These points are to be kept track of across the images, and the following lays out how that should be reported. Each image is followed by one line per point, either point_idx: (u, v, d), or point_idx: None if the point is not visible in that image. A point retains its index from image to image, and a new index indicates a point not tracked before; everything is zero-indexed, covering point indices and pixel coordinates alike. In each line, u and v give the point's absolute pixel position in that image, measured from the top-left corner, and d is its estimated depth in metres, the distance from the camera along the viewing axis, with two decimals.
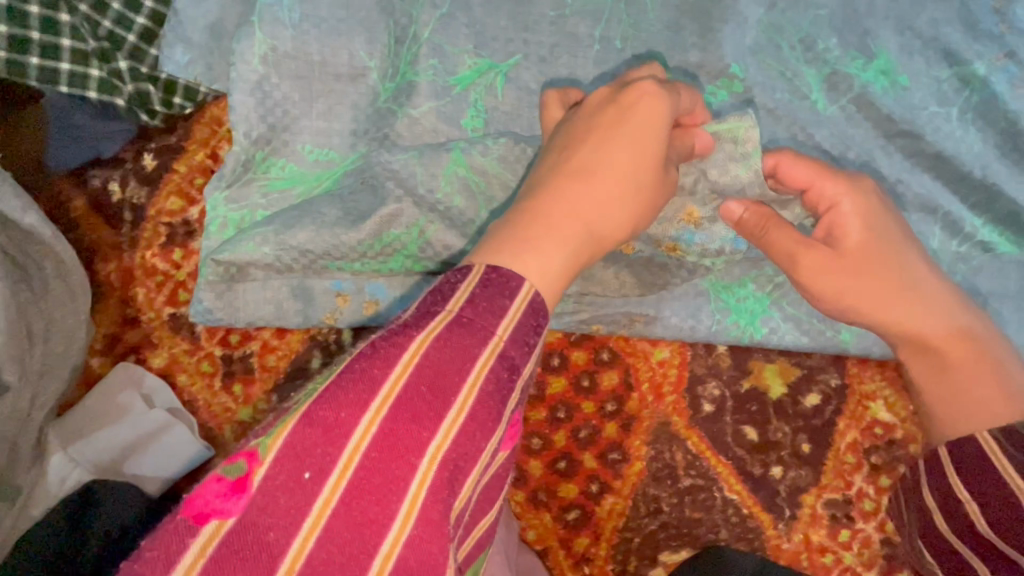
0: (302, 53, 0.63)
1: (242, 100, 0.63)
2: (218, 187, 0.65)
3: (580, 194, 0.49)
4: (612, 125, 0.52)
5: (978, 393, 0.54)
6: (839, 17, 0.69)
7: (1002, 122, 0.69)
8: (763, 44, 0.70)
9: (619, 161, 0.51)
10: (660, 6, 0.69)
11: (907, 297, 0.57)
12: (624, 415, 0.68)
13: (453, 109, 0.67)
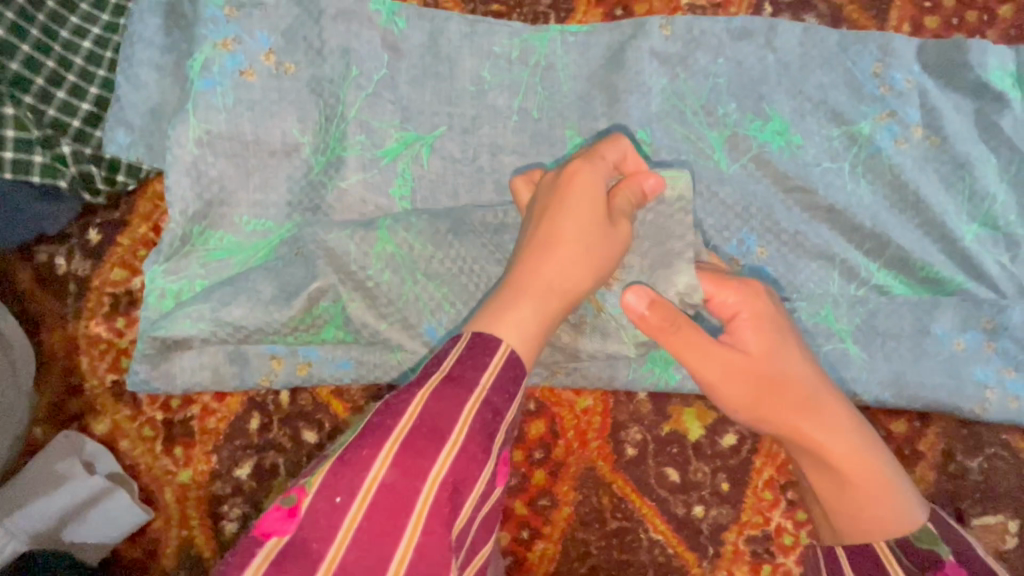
0: (236, 134, 0.69)
1: (178, 180, 0.67)
2: (157, 261, 0.68)
3: (547, 268, 0.55)
4: (562, 197, 0.59)
5: (874, 510, 0.58)
6: (735, 84, 0.77)
7: (887, 175, 0.77)
8: (667, 110, 0.76)
9: (579, 229, 0.57)
10: (571, 80, 0.76)
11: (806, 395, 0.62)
12: (552, 462, 0.71)
13: (382, 180, 0.72)
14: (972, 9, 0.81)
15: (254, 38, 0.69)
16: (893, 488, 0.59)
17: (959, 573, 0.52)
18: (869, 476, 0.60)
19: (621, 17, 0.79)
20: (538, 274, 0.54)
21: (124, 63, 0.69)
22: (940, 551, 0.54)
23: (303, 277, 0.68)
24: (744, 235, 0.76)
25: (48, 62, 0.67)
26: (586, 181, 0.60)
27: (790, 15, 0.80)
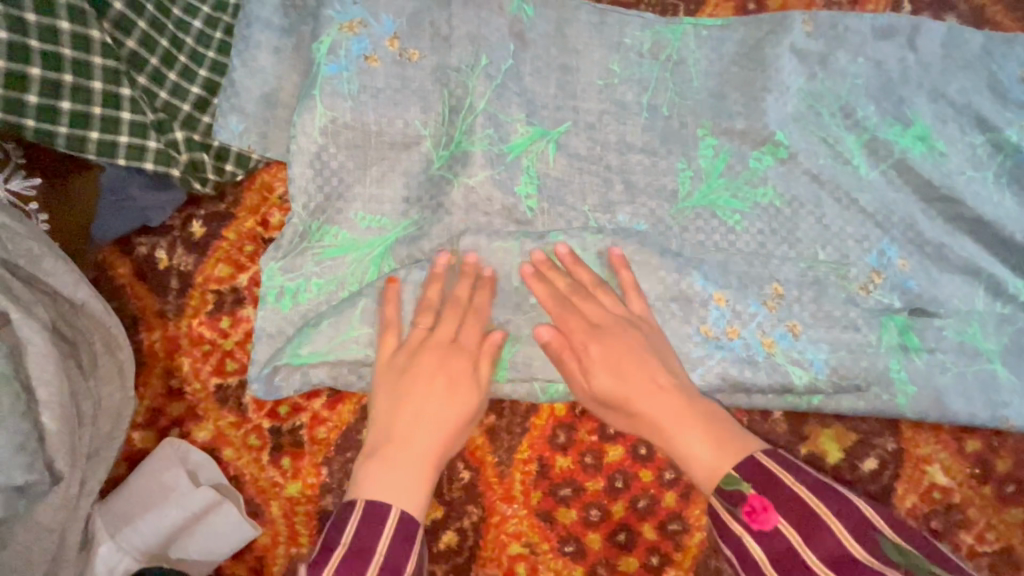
0: (359, 123, 0.64)
1: (301, 172, 0.63)
2: (275, 257, 0.64)
3: (410, 429, 0.56)
4: (440, 367, 0.59)
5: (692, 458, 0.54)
6: (875, 85, 0.73)
7: None
8: (804, 111, 0.72)
9: (444, 415, 0.58)
10: (704, 76, 0.71)
11: (659, 402, 0.58)
12: (683, 484, 0.66)
13: (507, 179, 0.67)
14: None
15: (379, 22, 0.65)
16: (683, 439, 0.55)
17: (762, 501, 0.48)
18: (679, 436, 0.56)
19: (754, 11, 0.75)
20: (403, 435, 0.55)
21: (239, 47, 0.64)
22: (743, 487, 0.49)
23: (453, 336, 0.61)
24: (885, 246, 0.71)
25: (163, 40, 0.62)
26: (461, 369, 0.60)
27: (929, 15, 0.76)
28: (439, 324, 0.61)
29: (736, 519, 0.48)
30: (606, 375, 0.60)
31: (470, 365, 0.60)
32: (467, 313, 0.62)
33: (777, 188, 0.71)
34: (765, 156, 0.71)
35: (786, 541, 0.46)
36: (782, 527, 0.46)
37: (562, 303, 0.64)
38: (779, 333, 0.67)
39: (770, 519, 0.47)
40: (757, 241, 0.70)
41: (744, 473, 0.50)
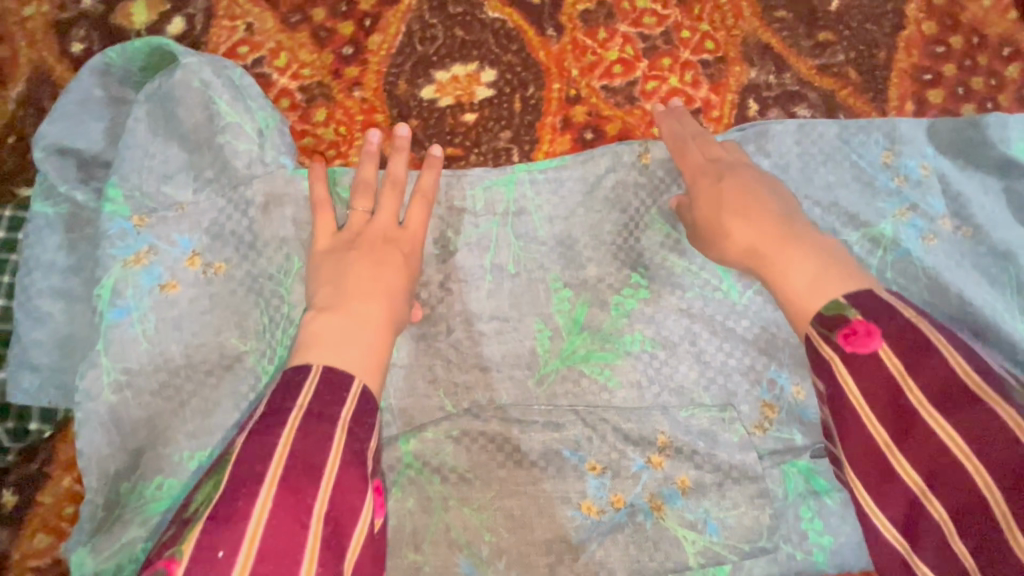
0: (164, 361, 0.58)
1: (93, 436, 0.56)
2: (82, 540, 0.55)
3: (361, 296, 0.56)
4: (375, 263, 0.58)
5: (801, 285, 0.55)
6: None
7: (923, 279, 0.67)
8: (661, 241, 0.66)
9: (394, 280, 0.58)
10: (546, 224, 0.66)
11: (764, 233, 0.59)
12: None
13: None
14: (976, 74, 0.73)
15: (173, 243, 0.59)
16: (828, 269, 0.55)
17: (866, 326, 0.49)
18: (811, 266, 0.56)
19: (593, 139, 0.70)
20: (352, 301, 0.56)
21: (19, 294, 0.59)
22: (848, 314, 0.51)
23: (396, 222, 0.61)
24: (774, 374, 0.64)
25: None
26: (409, 257, 0.60)
27: (777, 111, 0.72)
28: (381, 206, 0.61)
29: (829, 342, 0.50)
30: (741, 223, 0.60)
31: (412, 258, 0.60)
32: (422, 208, 0.62)
33: (645, 333, 0.65)
34: (627, 300, 0.65)
35: (884, 368, 0.48)
36: (883, 353, 0.48)
37: (417, 513, 0.58)
38: (663, 492, 0.60)
39: (872, 343, 0.48)
40: (635, 394, 0.63)
41: (846, 303, 0.51)
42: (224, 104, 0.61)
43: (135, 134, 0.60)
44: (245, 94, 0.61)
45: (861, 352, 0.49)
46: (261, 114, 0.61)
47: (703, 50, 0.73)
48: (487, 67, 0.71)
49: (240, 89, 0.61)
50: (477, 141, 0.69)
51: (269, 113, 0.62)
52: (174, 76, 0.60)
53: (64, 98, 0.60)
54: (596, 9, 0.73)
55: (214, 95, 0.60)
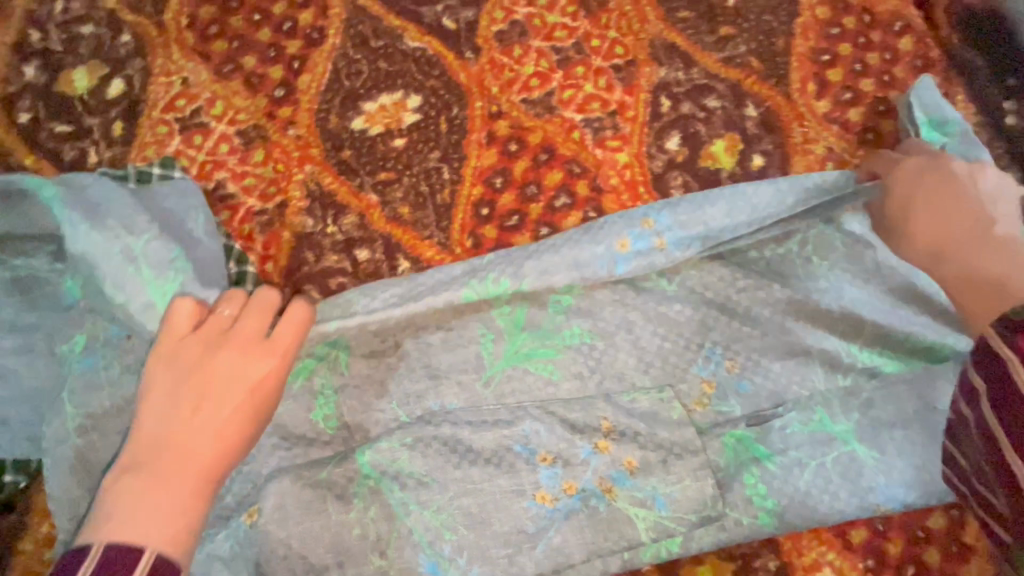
0: (127, 404, 0.61)
1: (64, 481, 0.59)
2: None
3: (191, 435, 0.51)
4: (215, 401, 0.53)
5: (989, 285, 0.60)
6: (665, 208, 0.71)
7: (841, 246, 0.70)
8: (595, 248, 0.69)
9: (236, 416, 0.53)
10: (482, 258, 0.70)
11: (960, 230, 0.64)
12: None
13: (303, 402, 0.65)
14: (871, 50, 0.77)
15: None
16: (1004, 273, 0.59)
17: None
18: (1001, 265, 0.60)
19: (517, 150, 0.74)
20: (176, 446, 0.50)
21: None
22: None
23: (263, 334, 0.58)
24: (708, 351, 0.68)
25: None
26: (269, 377, 0.56)
27: (689, 104, 0.76)
28: (242, 322, 0.58)
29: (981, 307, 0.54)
30: (927, 216, 0.65)
31: (274, 377, 0.56)
32: (296, 322, 0.59)
33: (583, 327, 0.68)
34: (562, 297, 0.69)
35: None
36: None
37: (380, 520, 0.61)
38: (611, 476, 0.63)
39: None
40: (578, 384, 0.67)
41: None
42: (130, 264, 0.62)
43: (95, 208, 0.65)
44: (149, 259, 0.63)
45: None
46: (160, 278, 0.62)
47: (613, 56, 0.77)
48: (412, 94, 0.75)
49: (150, 253, 0.63)
50: (409, 164, 0.73)
51: (168, 279, 0.62)
52: (89, 233, 0.62)
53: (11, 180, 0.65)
54: (510, 29, 0.78)
55: (121, 257, 0.62)
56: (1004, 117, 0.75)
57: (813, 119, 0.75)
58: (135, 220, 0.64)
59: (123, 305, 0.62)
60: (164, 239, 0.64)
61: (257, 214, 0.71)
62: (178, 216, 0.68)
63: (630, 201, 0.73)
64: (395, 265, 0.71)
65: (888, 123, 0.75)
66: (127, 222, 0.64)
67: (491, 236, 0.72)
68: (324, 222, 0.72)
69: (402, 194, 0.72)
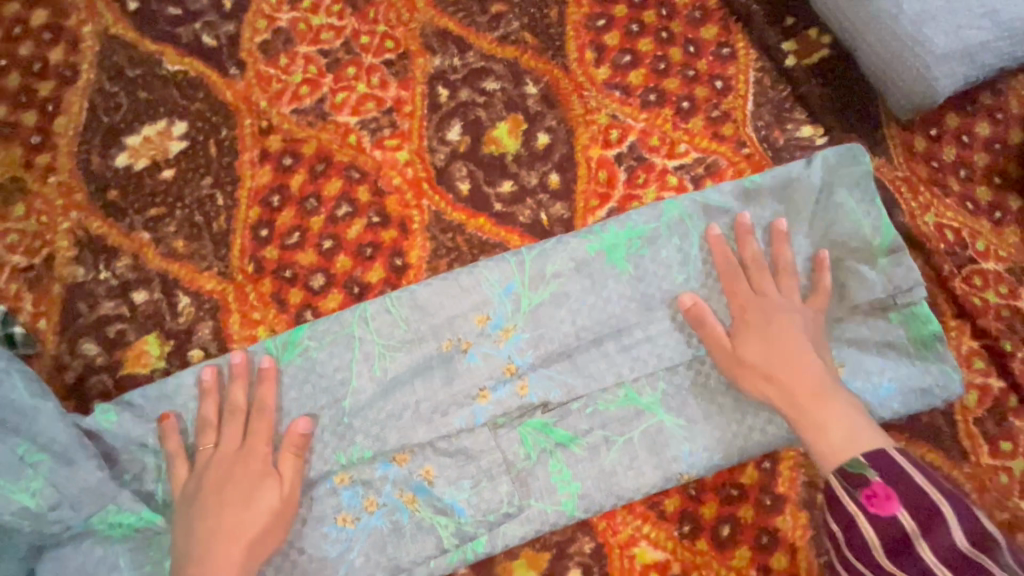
0: None
1: None
2: None
3: (212, 546, 0.57)
4: (238, 505, 0.58)
5: (833, 436, 0.57)
6: (501, 269, 0.66)
7: (654, 214, 0.68)
8: (398, 300, 0.66)
9: (247, 518, 0.58)
10: (328, 343, 0.65)
11: (816, 378, 0.60)
12: None
13: (118, 438, 0.62)
14: (645, 7, 0.75)
15: None
16: (840, 413, 0.58)
17: (887, 490, 0.53)
18: (819, 412, 0.58)
19: (293, 165, 0.71)
20: (203, 556, 0.56)
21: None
22: (868, 474, 0.54)
23: (241, 443, 0.61)
24: (515, 339, 0.65)
25: None
26: (259, 473, 0.60)
27: (467, 90, 0.74)
28: (222, 433, 0.62)
29: (853, 500, 0.53)
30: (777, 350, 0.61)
31: (267, 474, 0.60)
32: (263, 423, 0.62)
33: (385, 335, 0.65)
34: (361, 311, 0.66)
35: (892, 530, 0.52)
36: (901, 517, 0.52)
37: None
38: (411, 488, 0.62)
39: (892, 507, 0.52)
40: (381, 389, 0.64)
41: (866, 463, 0.54)
42: None
43: None
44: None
45: (881, 514, 0.52)
46: (17, 484, 0.57)
47: (384, 51, 0.75)
48: (177, 121, 0.72)
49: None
50: (180, 195, 0.70)
51: (26, 480, 0.57)
52: None
53: None
54: (274, 37, 0.75)
55: None
56: (783, 58, 0.74)
57: (593, 88, 0.74)
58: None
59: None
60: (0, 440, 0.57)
61: (23, 271, 0.68)
62: None
63: (415, 199, 0.71)
64: (175, 302, 0.68)
65: (670, 81, 0.73)
66: None
67: (273, 257, 0.69)
68: (95, 268, 0.68)
69: (175, 227, 0.70)
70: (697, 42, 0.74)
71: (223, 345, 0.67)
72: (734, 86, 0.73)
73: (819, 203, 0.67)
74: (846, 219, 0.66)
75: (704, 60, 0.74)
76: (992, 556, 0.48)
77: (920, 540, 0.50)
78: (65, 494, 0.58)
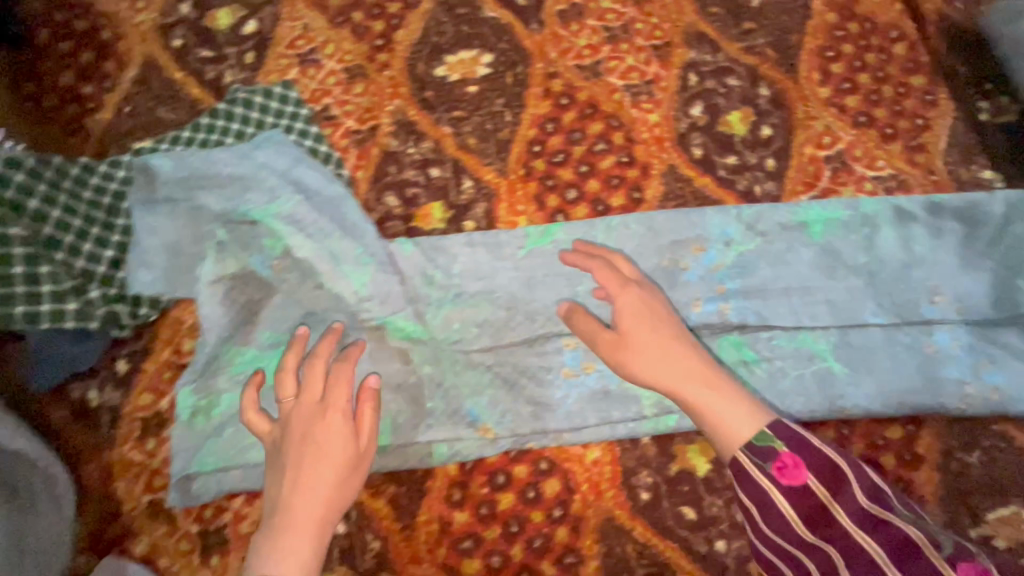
0: (304, 280, 0.77)
1: (213, 311, 0.75)
2: (191, 378, 0.75)
3: (301, 497, 0.64)
4: (313, 459, 0.66)
5: (734, 405, 0.64)
6: (723, 218, 0.83)
7: (852, 207, 0.84)
8: (637, 220, 0.82)
9: (334, 472, 0.65)
10: (577, 239, 0.82)
11: (694, 364, 0.68)
12: (572, 518, 0.74)
13: (410, 264, 0.79)
14: (868, 50, 0.93)
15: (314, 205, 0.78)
16: (730, 394, 0.65)
17: (794, 459, 0.59)
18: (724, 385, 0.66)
19: (567, 104, 0.90)
20: (295, 501, 0.64)
21: (135, 227, 0.77)
22: (776, 446, 0.60)
23: (318, 399, 0.69)
24: (725, 272, 0.80)
25: (53, 211, 0.74)
26: (335, 429, 0.67)
27: (712, 80, 0.92)
28: (302, 390, 0.70)
29: (764, 472, 0.59)
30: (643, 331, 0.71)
31: (340, 431, 0.68)
32: (344, 386, 0.70)
33: (623, 245, 0.82)
34: (608, 221, 0.82)
35: (809, 496, 0.57)
36: (810, 482, 0.58)
37: (431, 372, 0.76)
38: None
39: (802, 475, 0.58)
40: None
41: (775, 441, 0.60)
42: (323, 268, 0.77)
43: (281, 158, 0.80)
44: (341, 257, 0.77)
45: (793, 482, 0.58)
46: (355, 272, 0.77)
47: (653, 38, 0.94)
48: (485, 53, 0.93)
49: (338, 251, 0.77)
50: (479, 106, 0.90)
51: (357, 271, 0.77)
52: (284, 183, 0.79)
53: (266, 136, 0.82)
54: (569, 9, 0.95)
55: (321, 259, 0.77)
56: (978, 112, 0.90)
57: (815, 101, 0.91)
58: (309, 222, 0.77)
59: (331, 296, 0.77)
60: (343, 238, 0.77)
61: (354, 132, 0.89)
62: (333, 203, 0.79)
63: (657, 151, 0.89)
64: (460, 182, 0.87)
65: (880, 110, 0.90)
66: (308, 231, 0.77)
67: (541, 168, 0.87)
68: (406, 143, 0.88)
69: (470, 128, 0.89)
70: (906, 86, 0.91)
71: (491, 223, 0.85)
72: (932, 126, 0.89)
73: (994, 228, 0.82)
74: (1017, 246, 0.81)
75: (911, 100, 0.90)
76: (888, 507, 0.55)
77: (830, 505, 0.56)
78: (375, 291, 0.76)
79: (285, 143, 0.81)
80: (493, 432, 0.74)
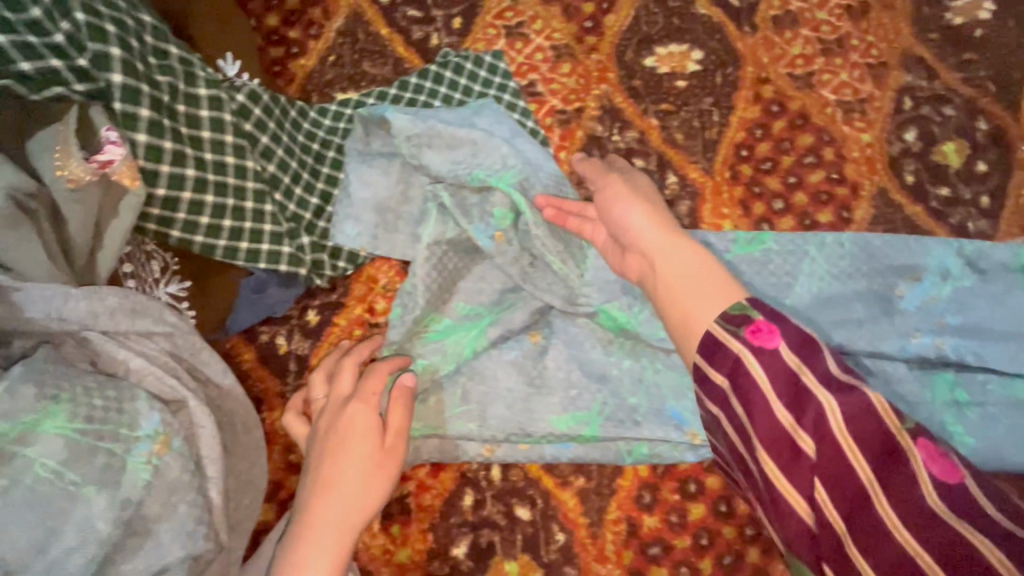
0: (526, 259, 0.74)
1: (427, 274, 0.73)
2: (398, 333, 0.72)
3: (324, 504, 0.62)
4: (339, 457, 0.63)
5: (704, 290, 0.60)
6: (942, 250, 0.78)
7: None
8: (852, 240, 0.79)
9: (356, 472, 0.63)
10: (787, 252, 0.79)
11: (672, 247, 0.64)
12: (765, 540, 0.71)
13: None
14: None
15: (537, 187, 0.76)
16: (707, 276, 0.61)
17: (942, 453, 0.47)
18: (701, 273, 0.62)
19: (778, 112, 0.87)
20: (316, 510, 0.61)
21: (344, 177, 0.76)
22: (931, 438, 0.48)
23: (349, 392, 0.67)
24: (942, 305, 0.77)
25: (280, 150, 0.72)
26: (366, 420, 0.65)
27: (929, 107, 0.88)
28: (340, 383, 0.68)
29: (738, 337, 0.54)
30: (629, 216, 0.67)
31: (371, 424, 0.65)
32: (376, 378, 0.67)
33: (834, 264, 0.79)
34: (821, 238, 0.79)
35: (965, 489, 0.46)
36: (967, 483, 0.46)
37: (634, 368, 0.72)
38: None
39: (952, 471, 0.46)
40: (823, 302, 0.77)
41: (749, 305, 0.56)
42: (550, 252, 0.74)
43: (503, 131, 0.77)
44: (565, 244, 0.74)
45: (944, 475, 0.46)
46: (575, 259, 0.74)
47: (869, 55, 0.90)
48: (696, 49, 0.89)
49: (561, 238, 0.74)
50: (687, 102, 0.87)
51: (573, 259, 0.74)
52: (509, 158, 0.75)
53: (487, 110, 0.79)
54: (784, 16, 0.91)
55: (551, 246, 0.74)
56: None
57: None
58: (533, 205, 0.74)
59: (551, 281, 0.74)
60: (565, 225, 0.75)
61: (559, 113, 0.87)
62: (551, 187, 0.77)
63: (868, 173, 0.86)
64: (665, 176, 0.85)
65: None
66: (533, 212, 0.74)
67: (748, 173, 0.85)
68: (611, 130, 0.86)
69: (678, 123, 0.87)
70: None
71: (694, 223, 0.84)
72: None
73: None
74: None
75: None
76: None
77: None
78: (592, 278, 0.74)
79: (504, 117, 0.79)
80: (700, 438, 0.70)
